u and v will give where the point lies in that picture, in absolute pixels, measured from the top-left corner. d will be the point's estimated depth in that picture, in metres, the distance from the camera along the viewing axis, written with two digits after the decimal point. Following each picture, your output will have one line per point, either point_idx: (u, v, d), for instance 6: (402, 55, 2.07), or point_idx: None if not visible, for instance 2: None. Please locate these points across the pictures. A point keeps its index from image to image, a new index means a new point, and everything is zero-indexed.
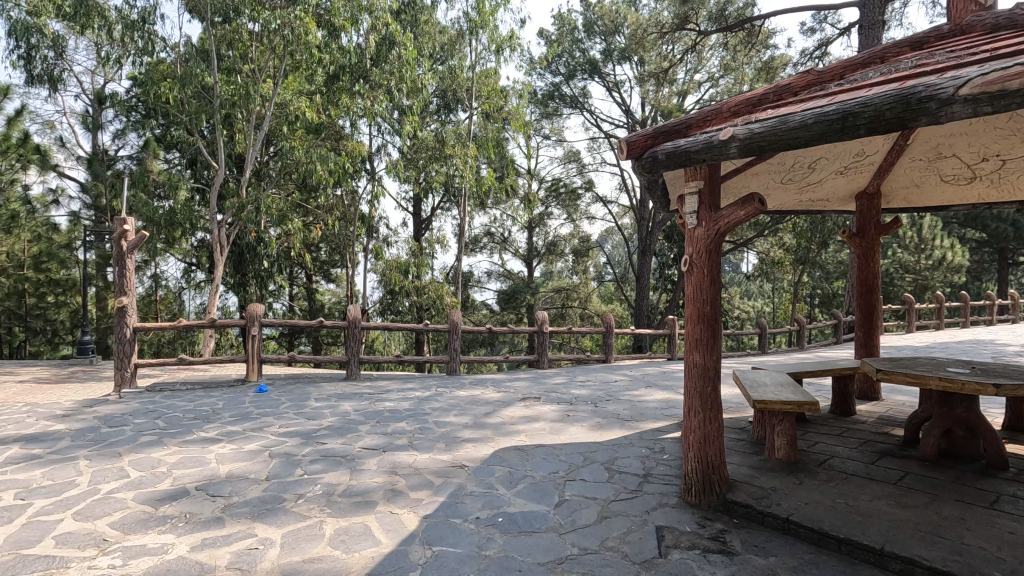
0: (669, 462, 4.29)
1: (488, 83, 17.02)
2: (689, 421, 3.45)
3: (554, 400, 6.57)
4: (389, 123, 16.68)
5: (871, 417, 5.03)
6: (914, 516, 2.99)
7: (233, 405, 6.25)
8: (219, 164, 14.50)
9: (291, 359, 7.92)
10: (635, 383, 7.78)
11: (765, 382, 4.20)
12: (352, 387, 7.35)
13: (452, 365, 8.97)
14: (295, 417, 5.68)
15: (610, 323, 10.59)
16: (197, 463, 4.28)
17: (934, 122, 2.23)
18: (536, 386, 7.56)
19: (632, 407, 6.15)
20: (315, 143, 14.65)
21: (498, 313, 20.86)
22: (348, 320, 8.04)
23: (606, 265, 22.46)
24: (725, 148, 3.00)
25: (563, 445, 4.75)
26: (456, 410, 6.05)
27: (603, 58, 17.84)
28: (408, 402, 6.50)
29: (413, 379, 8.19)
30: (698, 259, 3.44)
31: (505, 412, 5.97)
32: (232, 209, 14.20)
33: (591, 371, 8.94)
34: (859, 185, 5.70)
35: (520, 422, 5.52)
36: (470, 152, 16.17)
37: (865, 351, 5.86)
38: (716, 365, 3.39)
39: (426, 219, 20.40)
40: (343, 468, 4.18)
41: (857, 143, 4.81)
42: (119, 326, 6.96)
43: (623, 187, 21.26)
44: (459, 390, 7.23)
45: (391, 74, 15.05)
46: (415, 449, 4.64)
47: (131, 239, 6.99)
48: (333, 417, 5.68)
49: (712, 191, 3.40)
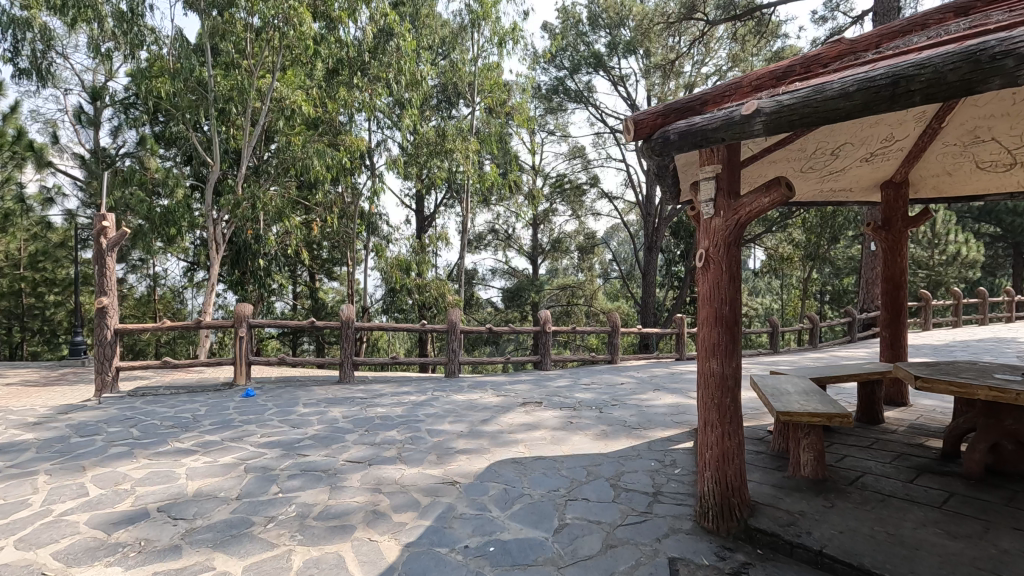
0: (681, 478, 3.90)
1: (490, 77, 16.65)
2: (705, 437, 3.06)
3: (556, 405, 6.18)
4: (390, 117, 16.31)
5: (901, 426, 4.62)
6: (968, 548, 2.59)
7: (215, 411, 5.89)
8: (215, 161, 14.17)
9: (283, 362, 7.56)
10: (642, 386, 7.38)
11: (788, 390, 3.80)
12: (345, 391, 6.99)
13: (451, 367, 8.58)
14: (280, 425, 5.33)
15: (616, 323, 10.17)
16: (165, 479, 3.92)
17: (1011, 84, 1.83)
18: (538, 389, 7.16)
19: (639, 413, 5.75)
20: (313, 139, 14.30)
21: (502, 312, 20.63)
22: (341, 320, 7.69)
23: (612, 262, 22.02)
24: (747, 126, 2.59)
25: (565, 457, 4.36)
26: (451, 417, 5.67)
27: (608, 52, 17.37)
28: (401, 407, 6.13)
29: (409, 381, 7.81)
30: (714, 253, 3.02)
31: (504, 418, 5.59)
32: (228, 206, 13.89)
33: (596, 373, 8.53)
34: (885, 173, 5.28)
35: (518, 431, 5.13)
36: (471, 146, 15.75)
37: (892, 353, 5.43)
38: (734, 373, 3.00)
39: (429, 215, 20.07)
40: (322, 485, 3.81)
41: (887, 125, 4.39)
42: (100, 327, 6.62)
43: (629, 182, 20.85)
44: (457, 394, 6.87)
45: (390, 67, 14.60)
46: (403, 462, 4.27)
47: (111, 236, 6.65)
48: (320, 425, 5.33)
49: (731, 176, 2.99)
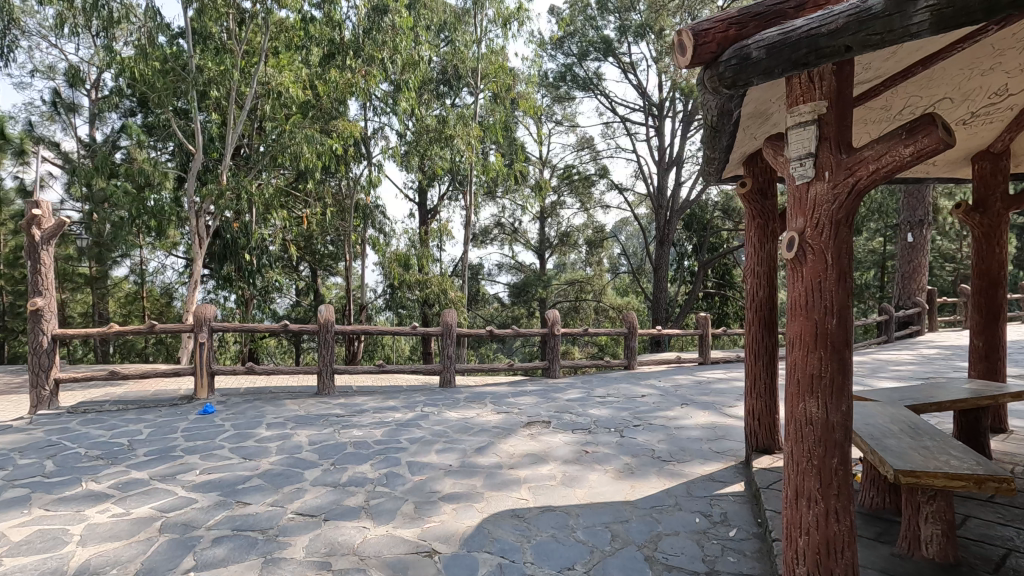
0: (740, 546, 2.86)
1: (494, 60, 15.53)
2: (800, 512, 2.05)
3: (566, 427, 5.15)
4: (386, 103, 15.28)
5: (1016, 466, 3.56)
6: None
7: (159, 435, 4.92)
8: (196, 147, 13.14)
9: (252, 370, 6.58)
10: (667, 399, 6.34)
11: (890, 429, 2.76)
12: (320, 406, 6.00)
13: (446, 375, 7.56)
14: (229, 456, 4.35)
15: (633, 324, 9.10)
16: (48, 546, 2.93)
17: None
18: (544, 404, 6.14)
19: (668, 439, 4.71)
20: (302, 124, 13.18)
21: (508, 308, 19.65)
22: (318, 323, 6.69)
23: (622, 256, 20.90)
24: (898, 19, 1.54)
25: (580, 509, 3.34)
26: (440, 444, 4.65)
27: (618, 36, 16.17)
28: (381, 429, 5.12)
29: (397, 393, 6.80)
30: (815, 239, 1.98)
31: (504, 446, 4.58)
32: (210, 195, 12.79)
33: (611, 382, 7.50)
34: (981, 141, 4.20)
35: (521, 465, 4.11)
36: (473, 133, 14.63)
37: (985, 366, 4.38)
38: (843, 419, 1.97)
39: (433, 208, 19.07)
40: (252, 556, 2.81)
41: (1005, 71, 3.31)
42: (32, 333, 5.66)
43: (639, 173, 19.78)
44: (451, 410, 5.87)
45: (384, 45, 13.33)
46: (369, 517, 3.25)
47: (46, 227, 5.69)
48: (279, 456, 4.34)
49: (842, 118, 1.94)
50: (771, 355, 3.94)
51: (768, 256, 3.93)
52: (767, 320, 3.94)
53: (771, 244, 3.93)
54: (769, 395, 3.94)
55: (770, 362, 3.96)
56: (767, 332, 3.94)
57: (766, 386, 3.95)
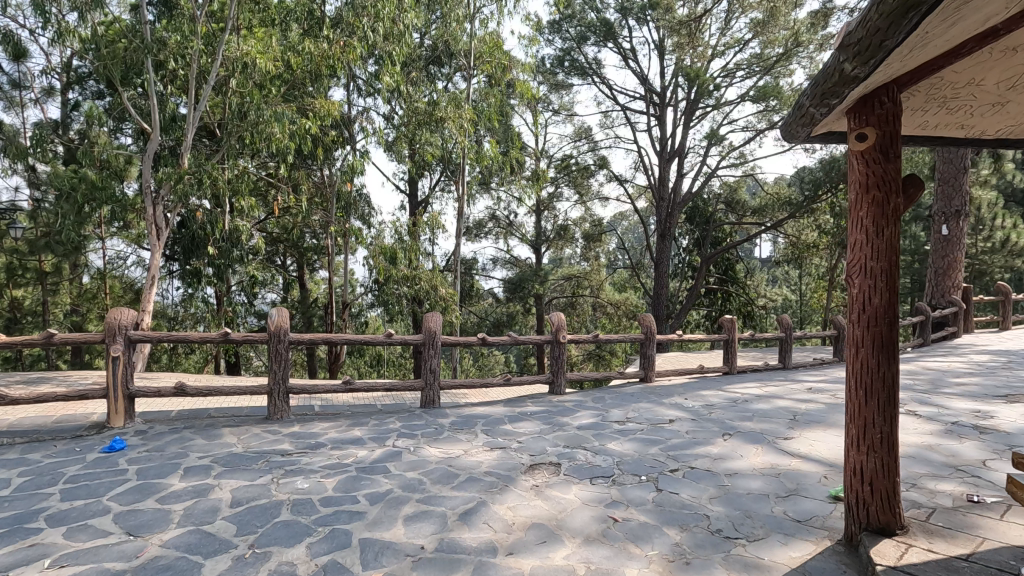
0: None
1: (490, 39, 14.01)
2: None
3: (581, 473, 3.88)
4: (367, 83, 13.82)
5: None
6: None
7: (32, 489, 3.62)
8: (149, 128, 11.56)
9: (182, 391, 5.25)
10: (703, 427, 5.07)
11: None
12: (263, 440, 4.69)
13: (429, 392, 6.29)
14: (109, 530, 3.05)
15: (650, 330, 7.81)
16: None
17: None
18: (550, 435, 4.87)
19: (724, 498, 3.43)
20: (273, 102, 11.56)
21: (503, 305, 18.37)
22: (268, 331, 5.38)
23: (620, 251, 19.63)
24: None
25: None
26: (412, 505, 3.37)
27: (620, 18, 14.80)
28: (335, 479, 3.82)
29: (367, 419, 5.49)
30: None
31: (502, 510, 3.29)
32: (166, 180, 11.06)
33: (628, 402, 6.24)
34: None
35: (524, 547, 2.83)
36: (467, 116, 13.12)
37: None
38: None
39: (423, 199, 17.72)
40: None
41: None
42: None
43: (641, 163, 18.48)
44: (431, 446, 4.57)
45: (365, 13, 11.65)
46: None
47: None
48: (181, 530, 3.05)
49: None
50: (891, 393, 2.68)
51: (887, 244, 2.66)
52: (884, 340, 2.68)
53: (892, 227, 2.66)
54: (887, 449, 2.69)
55: (889, 402, 2.69)
56: (886, 358, 2.68)
57: (881, 437, 2.70)
